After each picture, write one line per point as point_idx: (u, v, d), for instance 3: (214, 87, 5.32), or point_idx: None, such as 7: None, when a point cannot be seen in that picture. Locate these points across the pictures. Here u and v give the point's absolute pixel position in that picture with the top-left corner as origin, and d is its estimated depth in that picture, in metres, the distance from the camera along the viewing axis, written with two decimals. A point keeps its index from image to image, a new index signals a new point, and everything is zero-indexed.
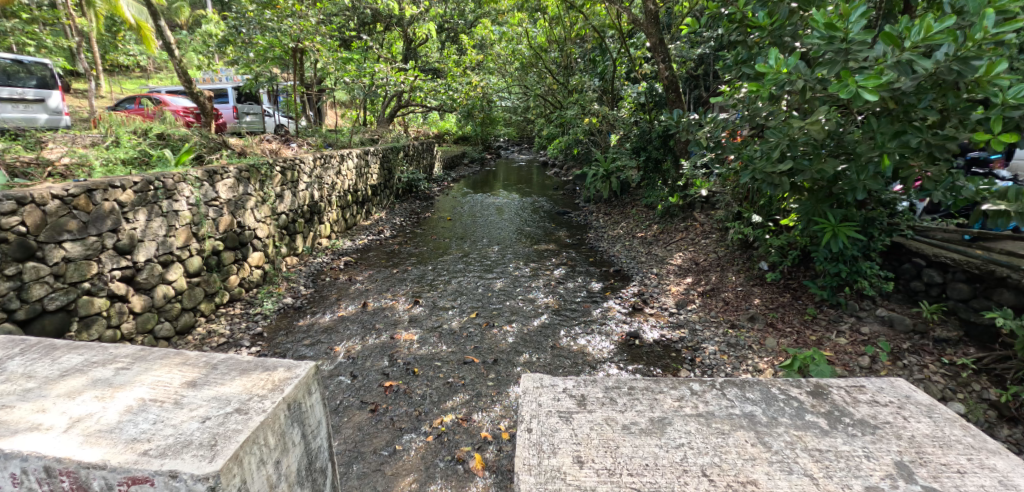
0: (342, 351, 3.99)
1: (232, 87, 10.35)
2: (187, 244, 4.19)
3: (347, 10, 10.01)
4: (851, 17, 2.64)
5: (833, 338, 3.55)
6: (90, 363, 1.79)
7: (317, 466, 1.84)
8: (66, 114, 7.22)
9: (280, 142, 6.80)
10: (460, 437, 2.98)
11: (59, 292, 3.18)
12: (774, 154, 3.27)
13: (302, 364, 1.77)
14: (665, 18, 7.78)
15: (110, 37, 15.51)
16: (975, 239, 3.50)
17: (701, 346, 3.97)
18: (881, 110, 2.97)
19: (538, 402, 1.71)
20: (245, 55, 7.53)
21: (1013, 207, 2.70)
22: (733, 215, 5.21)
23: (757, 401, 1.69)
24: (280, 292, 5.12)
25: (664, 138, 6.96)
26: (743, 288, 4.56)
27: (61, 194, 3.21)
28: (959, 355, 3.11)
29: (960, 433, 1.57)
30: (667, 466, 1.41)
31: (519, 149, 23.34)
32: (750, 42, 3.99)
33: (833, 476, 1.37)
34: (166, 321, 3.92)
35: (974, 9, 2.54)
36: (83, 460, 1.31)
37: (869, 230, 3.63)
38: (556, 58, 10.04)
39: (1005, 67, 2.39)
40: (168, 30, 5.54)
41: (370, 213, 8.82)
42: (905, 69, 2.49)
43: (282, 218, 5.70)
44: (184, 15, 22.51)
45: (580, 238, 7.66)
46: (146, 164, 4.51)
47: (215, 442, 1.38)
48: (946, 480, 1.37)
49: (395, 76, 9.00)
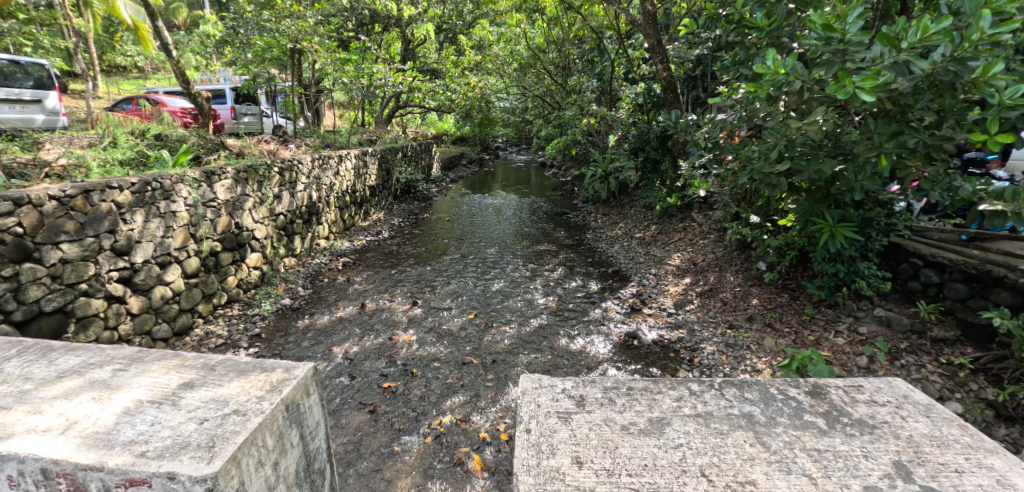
0: (341, 352, 3.99)
1: (230, 88, 10.34)
2: (185, 245, 4.18)
3: (345, 10, 10.00)
4: (848, 18, 2.66)
5: (831, 338, 3.56)
6: (88, 365, 1.78)
7: (316, 467, 1.84)
8: (63, 114, 7.23)
9: (278, 143, 6.79)
10: (459, 438, 2.98)
11: (56, 293, 3.16)
12: (772, 155, 3.28)
13: (301, 365, 1.77)
14: (664, 19, 7.85)
15: (108, 37, 15.46)
16: (972, 239, 3.55)
17: (700, 346, 3.98)
18: (878, 111, 2.98)
19: (537, 402, 1.71)
20: (243, 55, 7.64)
21: (1010, 208, 2.71)
22: (731, 215, 5.23)
23: (756, 401, 1.70)
24: (278, 293, 5.10)
25: (662, 139, 6.96)
26: (742, 288, 4.57)
27: (58, 195, 3.19)
28: (956, 355, 3.12)
29: (957, 432, 1.57)
30: (666, 466, 1.41)
31: (518, 150, 23.33)
32: (748, 43, 3.99)
33: (832, 476, 1.37)
34: (164, 322, 3.91)
35: (971, 9, 2.58)
36: (80, 462, 1.31)
37: (866, 230, 3.64)
38: (554, 59, 10.09)
39: (1001, 67, 2.39)
40: (165, 31, 5.53)
41: (369, 214, 8.81)
42: (903, 69, 2.49)
43: (280, 219, 5.68)
44: (182, 15, 22.60)
45: (579, 239, 7.66)
46: (143, 165, 4.50)
47: (213, 444, 1.37)
48: (944, 479, 1.37)
49: (393, 77, 8.99)
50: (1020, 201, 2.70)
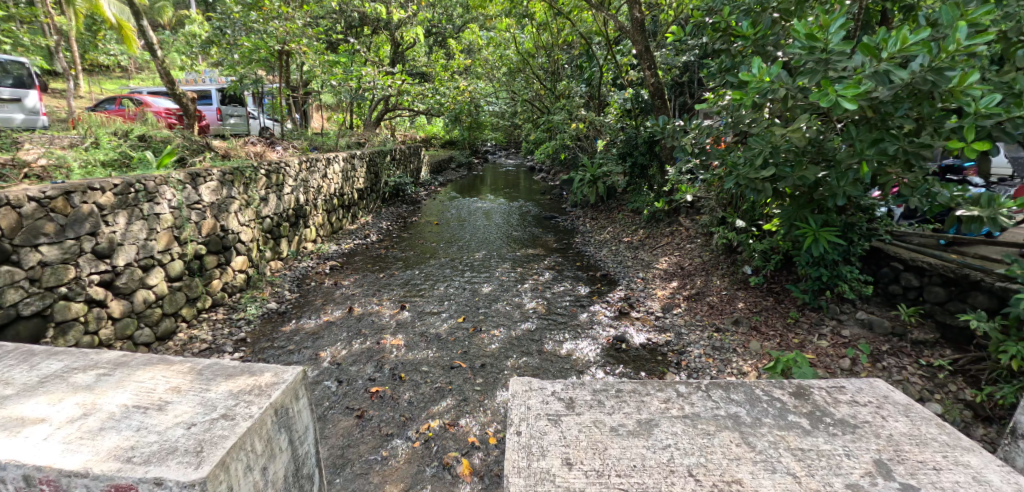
0: (328, 357, 3.95)
1: (217, 89, 10.25)
2: (168, 247, 4.12)
3: (334, 13, 9.92)
4: (831, 27, 2.75)
5: (815, 341, 3.63)
6: (71, 369, 1.75)
7: (304, 472, 1.82)
8: (43, 114, 7.08)
9: (265, 145, 6.74)
10: (448, 443, 2.97)
11: (35, 298, 3.09)
12: (757, 160, 3.36)
13: (290, 369, 1.76)
14: (651, 27, 8.13)
15: (90, 36, 15.00)
16: (950, 244, 3.64)
17: (687, 350, 4.02)
18: (859, 119, 3.05)
19: (526, 405, 1.72)
20: (230, 56, 7.56)
21: (986, 213, 2.79)
22: (717, 220, 5.29)
23: (741, 402, 1.73)
24: (264, 297, 5.04)
25: (649, 144, 7.15)
26: (728, 292, 4.63)
27: (37, 197, 3.13)
28: (936, 356, 3.19)
29: (935, 431, 1.62)
30: (654, 466, 1.43)
31: (507, 154, 23.41)
32: (733, 51, 4.07)
33: (815, 475, 1.40)
34: (146, 326, 3.84)
35: (947, 22, 2.65)
36: (65, 468, 1.28)
37: (849, 235, 3.71)
38: (543, 64, 10.44)
39: (977, 78, 2.44)
40: (150, 31, 5.41)
41: (357, 217, 8.80)
42: (883, 78, 2.54)
43: (266, 222, 5.62)
44: (168, 15, 22.64)
45: (567, 242, 7.72)
46: (126, 166, 4.46)
47: (201, 449, 1.36)
48: (923, 477, 1.41)
49: (382, 80, 8.81)
50: (995, 207, 2.78)
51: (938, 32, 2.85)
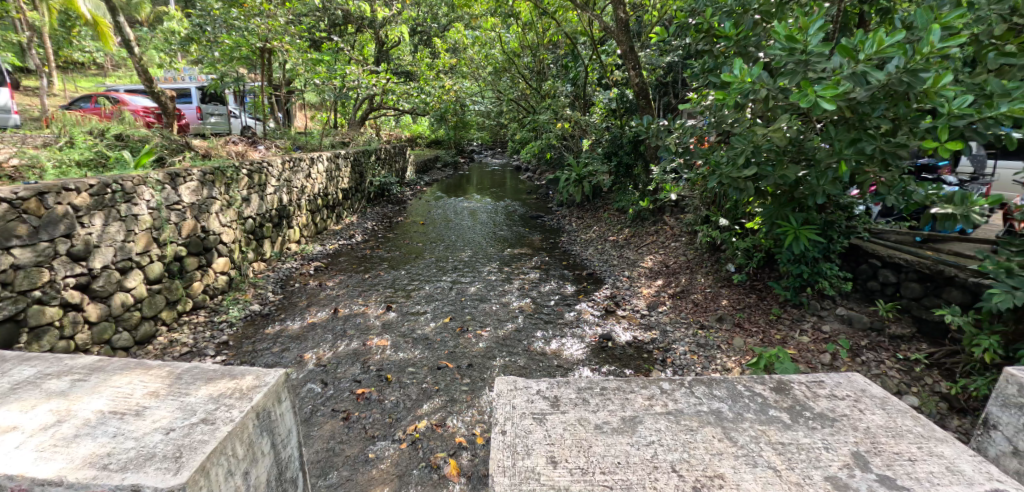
0: (312, 359, 3.90)
1: (197, 87, 10.05)
2: (147, 249, 4.03)
3: (317, 10, 9.81)
4: (810, 29, 2.80)
5: (796, 337, 3.70)
6: (44, 375, 1.71)
7: (288, 475, 1.80)
8: (14, 112, 6.86)
9: (247, 144, 6.63)
10: (435, 443, 2.96)
11: (7, 302, 3.00)
12: (739, 159, 3.41)
13: (272, 372, 1.74)
14: (635, 27, 8.18)
15: (63, 32, 14.58)
16: (925, 241, 3.74)
17: (672, 347, 4.07)
18: (838, 119, 3.12)
19: (512, 404, 1.72)
20: (210, 54, 7.41)
21: (959, 211, 2.88)
22: (701, 219, 5.35)
23: (724, 398, 1.75)
24: (246, 299, 4.96)
25: (634, 144, 7.20)
26: (712, 289, 4.69)
27: (9, 198, 3.04)
28: (912, 350, 3.27)
29: (911, 423, 1.66)
30: (638, 463, 1.44)
31: (493, 154, 23.40)
32: (716, 51, 4.12)
33: (796, 468, 1.43)
34: (124, 330, 3.76)
35: (922, 25, 2.71)
36: (37, 477, 1.25)
37: (828, 233, 3.78)
38: (529, 63, 10.45)
39: (950, 79, 2.51)
40: (126, 27, 5.28)
41: (342, 217, 8.71)
42: (860, 79, 2.60)
43: (249, 223, 5.53)
44: (146, 12, 22.16)
45: (554, 242, 7.74)
46: (103, 166, 4.35)
47: (180, 454, 1.33)
48: (899, 468, 1.45)
49: (367, 79, 8.71)
50: (968, 205, 2.87)
51: (913, 35, 2.92)
